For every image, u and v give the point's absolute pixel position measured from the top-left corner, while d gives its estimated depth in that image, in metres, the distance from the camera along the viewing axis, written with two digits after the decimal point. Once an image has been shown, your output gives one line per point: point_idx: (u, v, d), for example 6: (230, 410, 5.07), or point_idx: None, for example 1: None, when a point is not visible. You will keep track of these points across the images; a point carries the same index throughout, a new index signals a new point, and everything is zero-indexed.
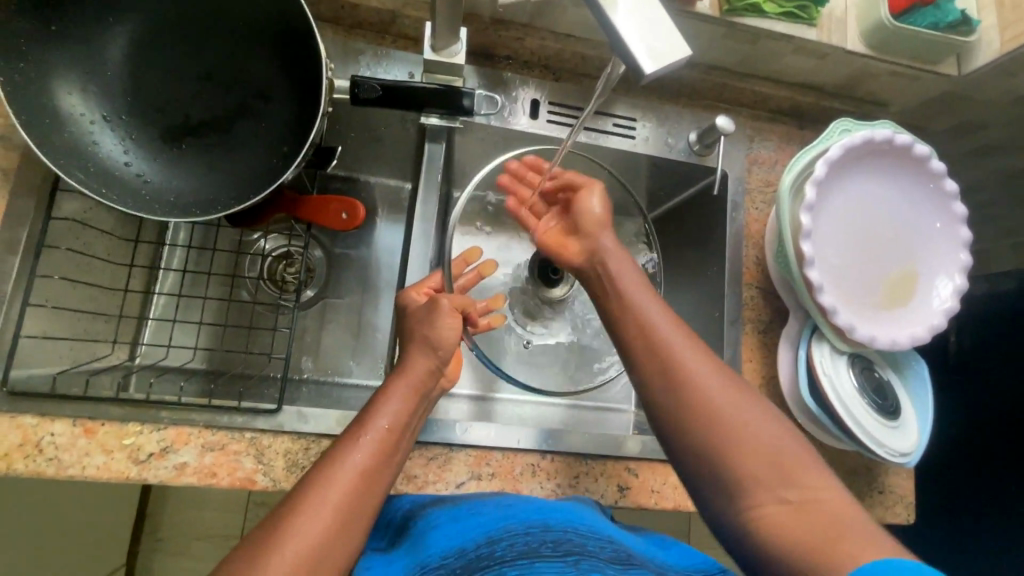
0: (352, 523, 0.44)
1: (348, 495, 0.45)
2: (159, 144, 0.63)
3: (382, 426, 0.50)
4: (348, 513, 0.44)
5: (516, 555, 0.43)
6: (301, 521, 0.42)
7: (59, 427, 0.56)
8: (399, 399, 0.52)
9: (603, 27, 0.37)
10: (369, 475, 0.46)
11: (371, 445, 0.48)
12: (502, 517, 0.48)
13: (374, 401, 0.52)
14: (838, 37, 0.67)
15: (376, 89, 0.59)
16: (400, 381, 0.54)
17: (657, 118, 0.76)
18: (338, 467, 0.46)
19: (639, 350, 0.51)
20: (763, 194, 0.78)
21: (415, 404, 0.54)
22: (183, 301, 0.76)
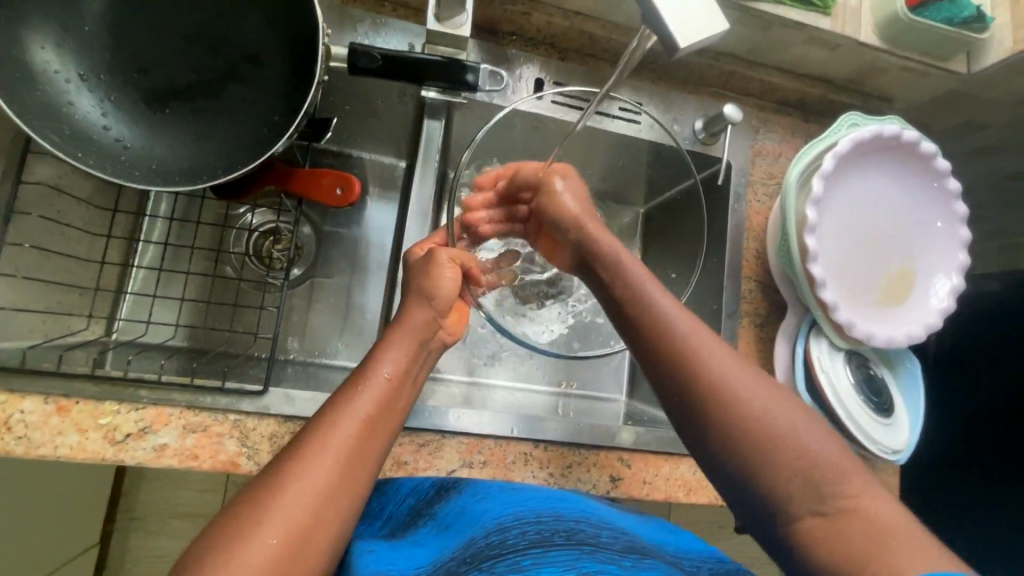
0: (356, 472, 0.42)
1: (351, 441, 0.43)
2: (141, 107, 0.59)
3: (386, 373, 0.48)
4: (352, 460, 0.42)
5: (527, 542, 0.42)
6: (304, 466, 0.40)
7: (29, 404, 0.53)
8: (400, 344, 0.51)
9: None
10: (373, 422, 0.45)
11: (374, 393, 0.46)
12: (512, 507, 0.47)
13: (376, 350, 0.50)
14: (853, 27, 0.65)
15: (376, 59, 0.57)
16: (402, 329, 0.52)
17: (663, 104, 0.74)
18: (342, 415, 0.44)
19: (667, 357, 0.48)
20: (766, 186, 0.76)
21: (418, 352, 0.52)
22: (164, 275, 0.73)
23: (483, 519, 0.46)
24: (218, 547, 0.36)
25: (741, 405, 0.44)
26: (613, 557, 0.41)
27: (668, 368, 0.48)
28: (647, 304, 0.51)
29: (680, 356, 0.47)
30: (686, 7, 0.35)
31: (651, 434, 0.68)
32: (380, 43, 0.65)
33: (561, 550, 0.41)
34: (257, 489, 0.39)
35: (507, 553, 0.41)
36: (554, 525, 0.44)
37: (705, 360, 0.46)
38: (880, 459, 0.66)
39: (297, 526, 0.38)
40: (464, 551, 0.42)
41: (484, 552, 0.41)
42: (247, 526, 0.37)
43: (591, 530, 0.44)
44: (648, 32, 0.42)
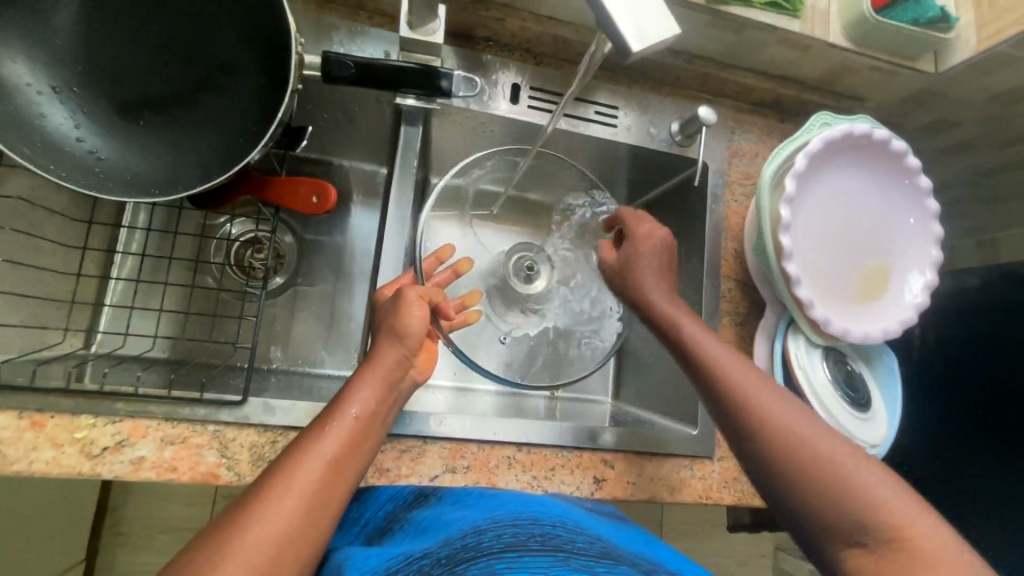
0: (321, 512, 0.42)
1: (317, 481, 0.43)
2: (115, 119, 0.59)
3: (354, 415, 0.48)
4: (318, 500, 0.42)
5: (502, 545, 0.42)
6: (267, 510, 0.40)
7: (3, 420, 0.52)
8: (369, 384, 0.51)
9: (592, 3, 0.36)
10: (340, 464, 0.45)
11: (341, 431, 0.46)
12: (489, 513, 0.49)
13: (345, 390, 0.50)
14: (822, 29, 0.67)
15: (349, 67, 0.57)
16: (372, 369, 0.52)
17: (640, 106, 0.75)
18: (306, 456, 0.44)
19: (729, 402, 0.52)
20: (743, 187, 0.77)
21: (388, 392, 0.52)
22: (143, 287, 0.72)
23: (459, 525, 0.47)
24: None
25: (781, 430, 0.48)
26: (589, 564, 0.41)
27: (726, 410, 0.52)
28: (705, 354, 0.56)
29: (736, 401, 0.52)
30: (641, 12, 0.35)
31: (634, 434, 0.68)
32: (356, 50, 0.66)
33: (535, 555, 0.41)
34: (220, 527, 0.39)
35: (481, 556, 0.41)
36: (529, 529, 0.45)
37: (756, 404, 0.51)
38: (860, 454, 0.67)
39: (260, 564, 0.38)
40: (438, 553, 0.43)
41: (458, 555, 0.42)
42: (209, 562, 0.37)
43: (567, 536, 0.45)
44: (603, 37, 0.42)
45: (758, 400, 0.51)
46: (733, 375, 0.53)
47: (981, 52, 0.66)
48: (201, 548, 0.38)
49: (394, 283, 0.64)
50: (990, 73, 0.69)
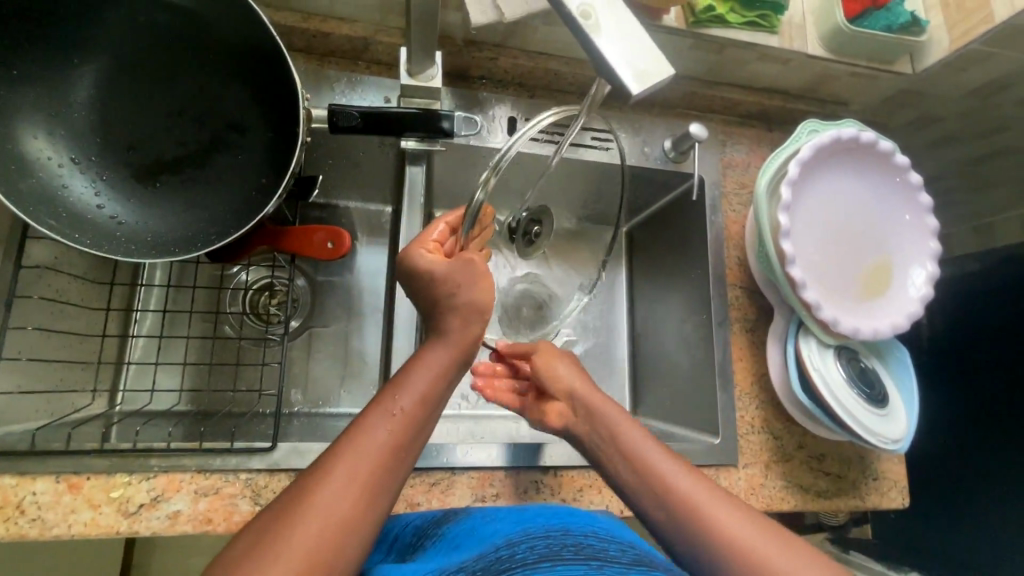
0: (379, 492, 0.43)
1: (384, 450, 0.44)
2: (132, 184, 0.61)
3: (419, 386, 0.48)
4: (384, 469, 0.44)
5: (537, 556, 0.42)
6: (332, 481, 0.42)
7: (41, 485, 0.53)
8: (441, 358, 0.50)
9: (587, 50, 0.35)
10: (396, 442, 0.45)
11: (406, 409, 0.46)
12: (521, 527, 0.48)
13: (408, 365, 0.50)
14: (799, 43, 0.70)
15: (356, 118, 0.59)
16: (446, 340, 0.50)
17: (632, 129, 0.77)
18: (368, 430, 0.45)
19: (646, 491, 0.50)
20: (740, 197, 0.80)
21: (457, 362, 0.50)
22: (164, 342, 0.74)
23: (492, 539, 0.47)
24: (264, 536, 0.39)
25: (692, 505, 0.48)
26: (623, 570, 0.40)
27: (648, 494, 0.50)
28: (626, 442, 0.53)
29: (658, 480, 0.50)
30: (637, 50, 0.35)
31: None
32: (359, 95, 0.68)
33: (569, 565, 0.40)
34: (286, 500, 0.41)
35: (516, 566, 0.40)
36: (562, 540, 0.44)
37: (662, 473, 0.50)
38: (883, 450, 0.67)
39: (323, 537, 0.39)
40: (473, 565, 0.42)
41: (493, 566, 0.41)
42: (278, 531, 0.39)
43: (599, 545, 0.44)
44: (600, 81, 0.43)
45: (670, 483, 0.50)
46: (631, 447, 0.53)
47: (954, 51, 0.69)
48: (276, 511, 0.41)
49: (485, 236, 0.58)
50: (965, 70, 0.72)
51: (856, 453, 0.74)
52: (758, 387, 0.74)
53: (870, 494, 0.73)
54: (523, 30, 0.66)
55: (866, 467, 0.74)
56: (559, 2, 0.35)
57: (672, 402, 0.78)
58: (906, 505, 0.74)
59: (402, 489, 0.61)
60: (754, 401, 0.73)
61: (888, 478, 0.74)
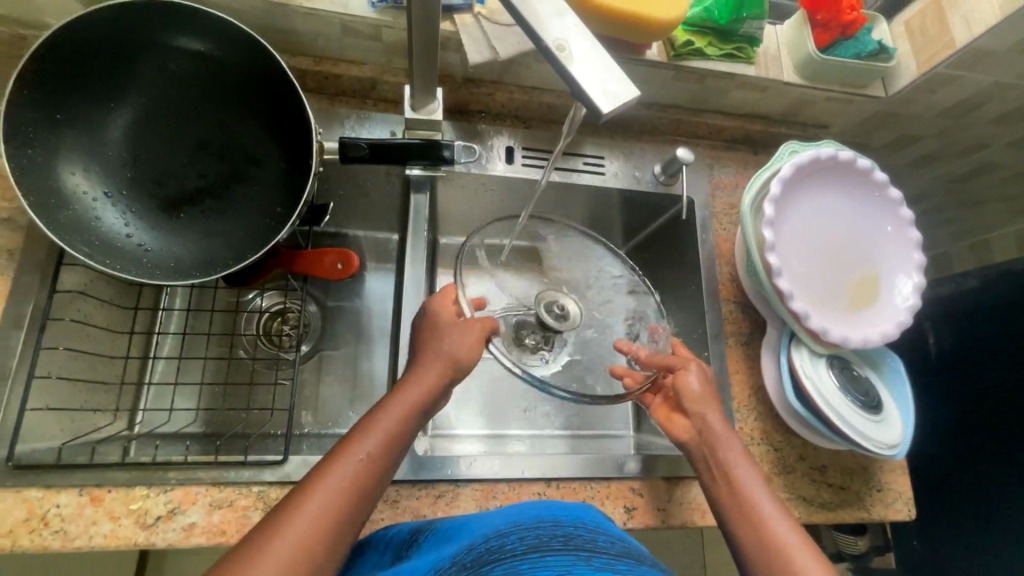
0: (341, 527, 0.46)
1: (347, 493, 0.48)
2: (158, 214, 0.66)
3: (385, 429, 0.53)
4: (346, 513, 0.47)
5: (527, 547, 0.43)
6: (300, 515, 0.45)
7: (65, 498, 0.56)
8: (406, 403, 0.55)
9: (563, 77, 0.40)
10: (363, 479, 0.49)
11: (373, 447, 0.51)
12: (511, 519, 0.49)
13: (379, 406, 0.55)
14: (775, 72, 0.75)
15: (363, 149, 0.64)
16: (412, 384, 0.56)
17: (623, 155, 0.82)
18: (336, 467, 0.49)
19: (735, 516, 0.57)
20: (729, 216, 0.83)
21: (415, 414, 0.55)
22: (182, 365, 0.77)
23: (485, 532, 0.48)
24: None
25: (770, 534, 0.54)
26: (610, 563, 0.41)
27: (735, 515, 0.57)
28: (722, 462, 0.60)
29: (745, 506, 0.57)
30: (607, 75, 0.39)
31: (658, 460, 0.70)
32: (368, 128, 0.73)
33: (559, 554, 0.41)
34: (258, 532, 0.44)
35: (506, 557, 0.42)
36: (552, 530, 0.46)
37: (749, 499, 0.57)
38: (881, 457, 0.68)
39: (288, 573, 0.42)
40: (466, 558, 0.44)
41: (483, 558, 0.43)
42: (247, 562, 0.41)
43: (590, 536, 0.46)
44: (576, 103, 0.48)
45: (754, 512, 0.56)
46: (726, 468, 0.59)
47: (922, 74, 0.73)
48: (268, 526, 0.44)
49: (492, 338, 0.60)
50: (935, 92, 0.76)
51: (858, 464, 0.75)
52: (756, 399, 0.75)
53: (875, 505, 0.73)
54: (518, 67, 0.72)
55: (869, 478, 0.74)
56: (537, 37, 0.39)
57: None
58: (913, 517, 0.74)
59: (409, 501, 0.63)
60: (753, 413, 0.74)
61: (892, 490, 0.74)
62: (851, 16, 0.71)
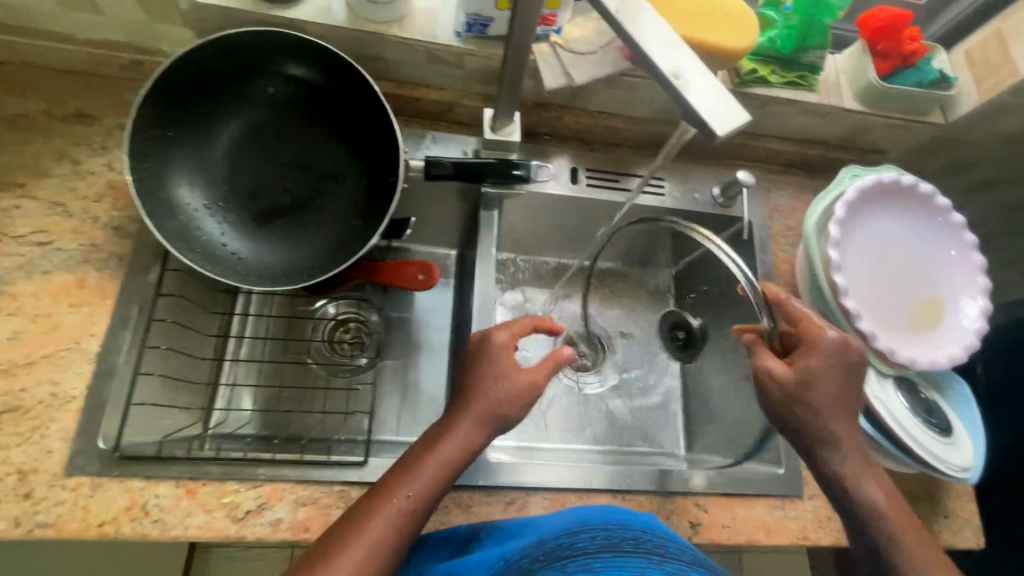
0: (395, 546, 0.50)
1: (402, 515, 0.51)
2: (250, 225, 0.70)
3: (443, 453, 0.54)
4: (401, 534, 0.50)
5: (595, 547, 0.41)
6: (359, 534, 0.49)
7: (163, 489, 0.59)
8: (467, 426, 0.56)
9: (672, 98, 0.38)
10: (420, 502, 0.52)
11: (431, 467, 0.53)
12: (573, 521, 0.47)
13: (441, 424, 0.57)
14: (836, 98, 0.78)
15: (446, 166, 0.68)
16: (491, 405, 0.56)
17: (682, 178, 0.85)
18: (393, 489, 0.52)
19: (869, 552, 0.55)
20: (786, 238, 0.85)
21: (483, 433, 0.56)
22: (255, 369, 0.81)
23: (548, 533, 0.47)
24: None
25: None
26: (684, 569, 0.38)
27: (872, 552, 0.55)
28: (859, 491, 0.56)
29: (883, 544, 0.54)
30: (715, 97, 0.37)
31: (722, 477, 0.70)
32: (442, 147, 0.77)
33: (631, 558, 0.39)
34: (326, 543, 0.49)
35: (576, 556, 0.40)
36: (619, 532, 0.43)
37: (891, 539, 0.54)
38: (952, 481, 0.68)
39: None
40: (531, 556, 0.43)
41: (552, 556, 0.41)
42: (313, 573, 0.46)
43: (659, 541, 0.42)
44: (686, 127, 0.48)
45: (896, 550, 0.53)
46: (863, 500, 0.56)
47: (984, 103, 0.75)
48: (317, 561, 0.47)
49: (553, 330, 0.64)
50: (996, 120, 0.78)
51: (924, 489, 0.74)
52: None
53: (944, 532, 0.72)
54: (587, 93, 0.76)
55: (936, 504, 0.73)
56: (649, 61, 0.38)
57: (725, 434, 0.84)
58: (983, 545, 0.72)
59: (481, 507, 0.65)
60: None
61: (961, 517, 0.73)
62: (911, 46, 0.74)
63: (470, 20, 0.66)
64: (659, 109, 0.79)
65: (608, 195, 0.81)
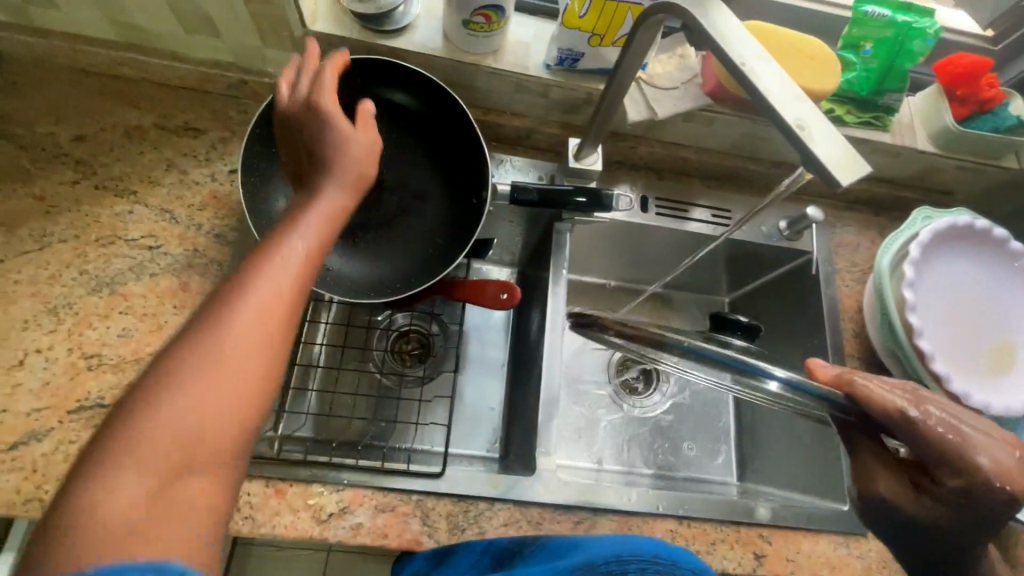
0: (241, 382, 0.38)
1: (249, 339, 0.39)
2: (337, 237, 0.73)
3: (285, 266, 0.42)
4: (251, 375, 0.39)
5: None
6: (192, 363, 0.37)
7: (254, 487, 0.62)
8: (312, 234, 0.45)
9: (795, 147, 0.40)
10: (262, 335, 0.40)
11: (274, 278, 0.42)
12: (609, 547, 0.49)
13: (280, 230, 0.45)
14: (910, 140, 0.79)
15: (530, 191, 0.72)
16: (300, 227, 0.45)
17: (749, 210, 0.86)
18: (228, 315, 0.39)
19: None
20: (852, 274, 0.85)
21: (331, 228, 0.47)
22: (322, 373, 0.84)
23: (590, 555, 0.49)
24: (110, 448, 0.34)
25: None
26: None
27: None
28: None
29: None
30: (836, 148, 0.39)
31: (787, 510, 0.71)
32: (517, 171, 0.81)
33: None
34: (137, 392, 0.36)
35: None
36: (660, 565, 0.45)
37: None
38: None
39: (194, 436, 0.36)
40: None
41: None
42: (134, 432, 0.35)
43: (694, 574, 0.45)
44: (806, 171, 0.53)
45: None
46: None
47: None
48: (120, 421, 0.35)
49: (373, 121, 0.52)
50: None
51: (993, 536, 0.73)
52: None
53: None
54: (664, 125, 0.78)
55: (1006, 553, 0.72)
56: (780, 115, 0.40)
57: (782, 470, 0.86)
58: None
59: (549, 525, 0.66)
60: None
61: None
62: (989, 92, 0.75)
63: (562, 54, 0.69)
64: (730, 143, 0.81)
65: (676, 224, 0.83)
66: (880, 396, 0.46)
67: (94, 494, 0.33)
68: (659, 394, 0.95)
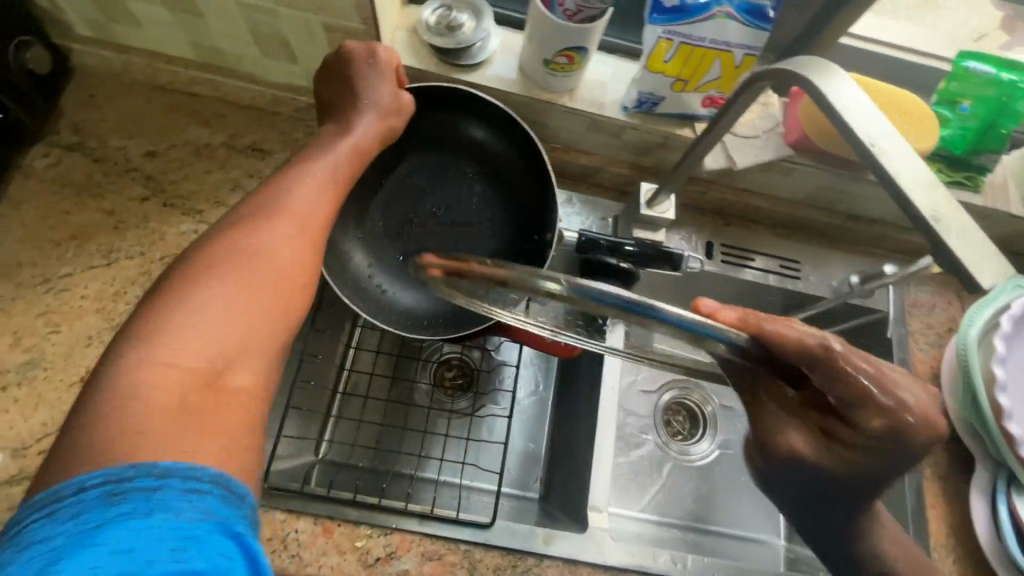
0: (263, 298, 0.39)
1: (269, 265, 0.41)
2: (394, 267, 0.72)
3: (298, 200, 0.45)
4: (273, 287, 0.40)
5: None
6: (215, 277, 0.38)
7: (302, 524, 0.61)
8: (320, 174, 0.48)
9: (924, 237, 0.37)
10: (280, 258, 0.41)
11: (292, 211, 0.44)
12: None
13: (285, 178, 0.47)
14: (1003, 203, 0.74)
15: (600, 242, 0.69)
16: (305, 174, 0.47)
17: (819, 262, 0.82)
18: (242, 243, 0.41)
19: None
20: (927, 337, 0.81)
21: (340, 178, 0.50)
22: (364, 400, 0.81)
23: None
24: (134, 341, 0.35)
25: None
26: None
27: None
28: None
29: None
30: (973, 241, 0.36)
31: None
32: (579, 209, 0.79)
33: None
34: (157, 304, 0.37)
35: None
36: None
37: None
38: None
39: (221, 343, 0.37)
40: None
41: None
42: (152, 337, 0.35)
43: None
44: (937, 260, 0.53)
45: None
46: None
47: None
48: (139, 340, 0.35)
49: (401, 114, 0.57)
50: None
51: None
52: (956, 539, 0.70)
53: None
54: (739, 173, 0.75)
55: None
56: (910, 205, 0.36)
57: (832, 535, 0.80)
58: None
59: None
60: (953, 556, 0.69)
61: None
62: None
63: (642, 98, 0.66)
64: (805, 193, 0.78)
65: (743, 272, 0.80)
66: (794, 339, 0.37)
67: (118, 402, 0.32)
68: (706, 442, 0.92)
